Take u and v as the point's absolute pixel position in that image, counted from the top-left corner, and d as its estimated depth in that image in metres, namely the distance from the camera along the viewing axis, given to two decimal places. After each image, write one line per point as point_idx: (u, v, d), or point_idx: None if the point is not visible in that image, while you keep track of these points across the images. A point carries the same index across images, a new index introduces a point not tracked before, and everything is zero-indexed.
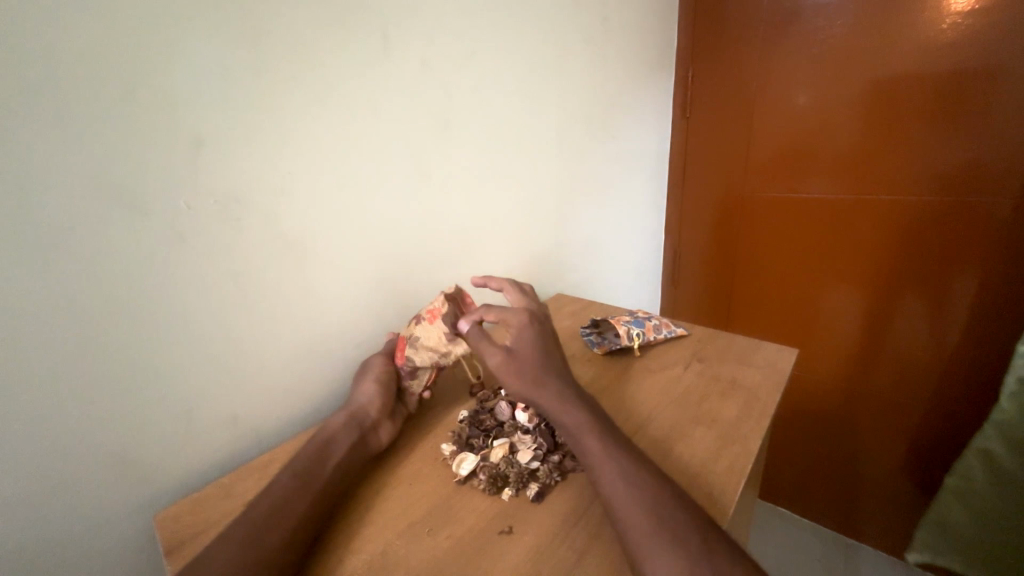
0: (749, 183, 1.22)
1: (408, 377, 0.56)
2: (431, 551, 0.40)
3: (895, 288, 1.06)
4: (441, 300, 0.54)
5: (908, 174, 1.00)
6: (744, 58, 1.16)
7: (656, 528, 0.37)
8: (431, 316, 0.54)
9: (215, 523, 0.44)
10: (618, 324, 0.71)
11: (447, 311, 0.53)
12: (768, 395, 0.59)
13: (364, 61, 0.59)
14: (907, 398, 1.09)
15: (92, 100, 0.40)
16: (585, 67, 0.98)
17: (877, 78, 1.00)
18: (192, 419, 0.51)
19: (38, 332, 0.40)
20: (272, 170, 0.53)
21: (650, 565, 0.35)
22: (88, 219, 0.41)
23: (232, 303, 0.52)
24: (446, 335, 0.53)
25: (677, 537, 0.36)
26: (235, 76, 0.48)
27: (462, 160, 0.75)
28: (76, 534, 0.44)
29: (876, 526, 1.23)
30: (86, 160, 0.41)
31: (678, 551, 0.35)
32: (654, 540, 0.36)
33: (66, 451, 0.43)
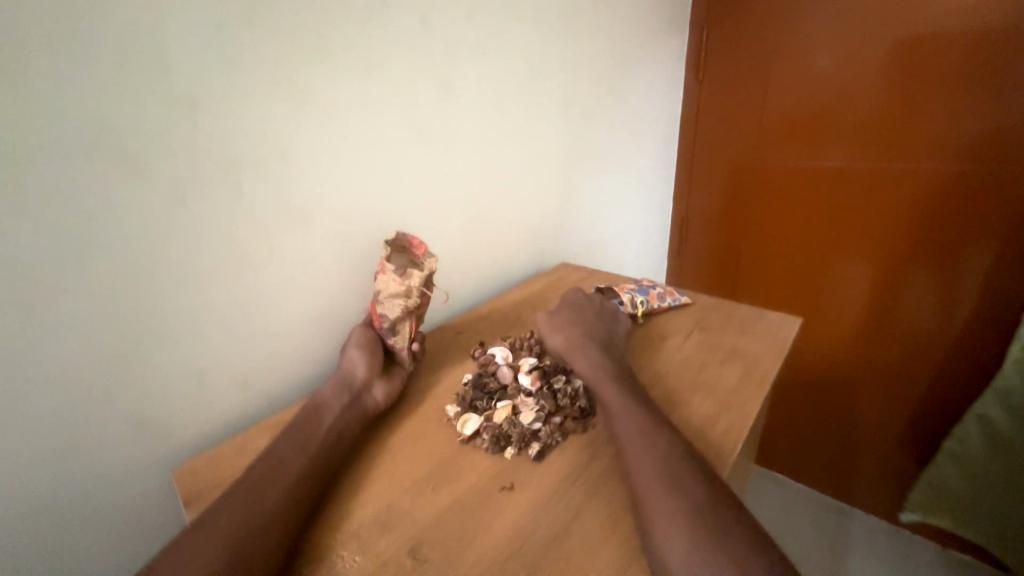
0: (762, 149, 1.18)
1: (388, 335, 0.55)
2: (436, 506, 0.42)
3: (906, 259, 1.04)
4: (388, 250, 0.55)
5: (930, 140, 0.96)
6: (765, 14, 1.10)
7: (665, 479, 0.39)
8: (381, 268, 0.54)
9: (229, 478, 0.46)
10: (621, 292, 0.71)
11: (394, 254, 0.55)
12: (769, 363, 0.59)
13: (361, 17, 0.56)
14: (910, 369, 1.10)
15: (81, 56, 0.39)
16: (594, 27, 0.93)
17: (903, 37, 0.94)
18: (203, 380, 0.52)
19: (49, 293, 0.41)
20: (272, 132, 0.52)
21: (652, 511, 0.37)
22: (89, 181, 0.41)
23: (236, 267, 0.52)
24: (397, 275, 0.53)
25: (684, 488, 0.38)
26: (229, 32, 0.47)
27: (466, 125, 0.73)
28: (97, 486, 0.47)
29: (869, 492, 1.26)
30: (82, 120, 0.40)
31: (687, 498, 0.37)
32: (662, 491, 0.38)
33: (84, 408, 0.44)
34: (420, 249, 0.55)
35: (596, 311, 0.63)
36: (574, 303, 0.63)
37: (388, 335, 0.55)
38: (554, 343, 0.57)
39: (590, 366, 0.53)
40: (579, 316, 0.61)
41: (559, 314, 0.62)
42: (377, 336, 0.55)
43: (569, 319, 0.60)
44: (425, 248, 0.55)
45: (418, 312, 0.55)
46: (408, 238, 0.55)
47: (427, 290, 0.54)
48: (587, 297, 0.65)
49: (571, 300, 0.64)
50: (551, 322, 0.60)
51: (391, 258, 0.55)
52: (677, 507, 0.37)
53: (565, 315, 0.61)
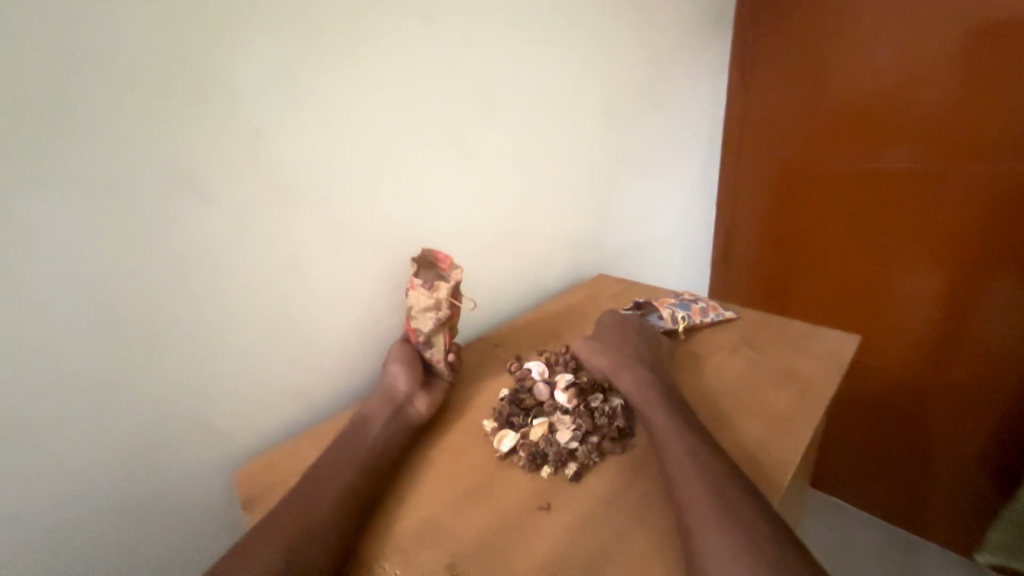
0: (814, 151, 1.11)
1: (424, 347, 0.57)
2: (474, 523, 0.42)
3: (985, 268, 0.94)
4: (416, 268, 0.58)
5: (1013, 137, 0.86)
6: (816, 10, 1.04)
7: (718, 510, 0.37)
8: (410, 284, 0.56)
9: (282, 484, 0.49)
10: (662, 306, 0.69)
11: (423, 270, 0.57)
12: (825, 386, 0.55)
13: (405, 42, 0.59)
14: (991, 389, 0.99)
15: (159, 99, 0.44)
16: (635, 35, 0.92)
17: (976, 24, 0.86)
18: (259, 389, 0.56)
19: (132, 310, 0.46)
20: (322, 157, 0.55)
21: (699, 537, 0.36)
22: (165, 209, 0.46)
23: (289, 283, 0.56)
24: (425, 288, 0.55)
25: (739, 521, 0.36)
26: (284, 68, 0.50)
27: (505, 141, 0.74)
28: (168, 483, 0.51)
29: (944, 524, 1.15)
30: (160, 155, 0.45)
31: (743, 533, 0.36)
32: (714, 522, 0.37)
33: (158, 412, 0.49)
34: (445, 262, 0.57)
35: (641, 333, 0.62)
36: (616, 325, 0.63)
37: (424, 347, 0.57)
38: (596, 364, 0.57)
39: (635, 387, 0.52)
40: (622, 337, 0.60)
41: (601, 335, 0.61)
42: (415, 349, 0.58)
43: (610, 340, 0.60)
44: (450, 261, 0.57)
45: (451, 323, 0.57)
46: (433, 253, 0.58)
47: (456, 302, 0.56)
48: (628, 319, 0.65)
49: (612, 322, 0.63)
50: (592, 342, 0.59)
51: (420, 274, 0.58)
52: (727, 541, 0.35)
53: (605, 336, 0.61)
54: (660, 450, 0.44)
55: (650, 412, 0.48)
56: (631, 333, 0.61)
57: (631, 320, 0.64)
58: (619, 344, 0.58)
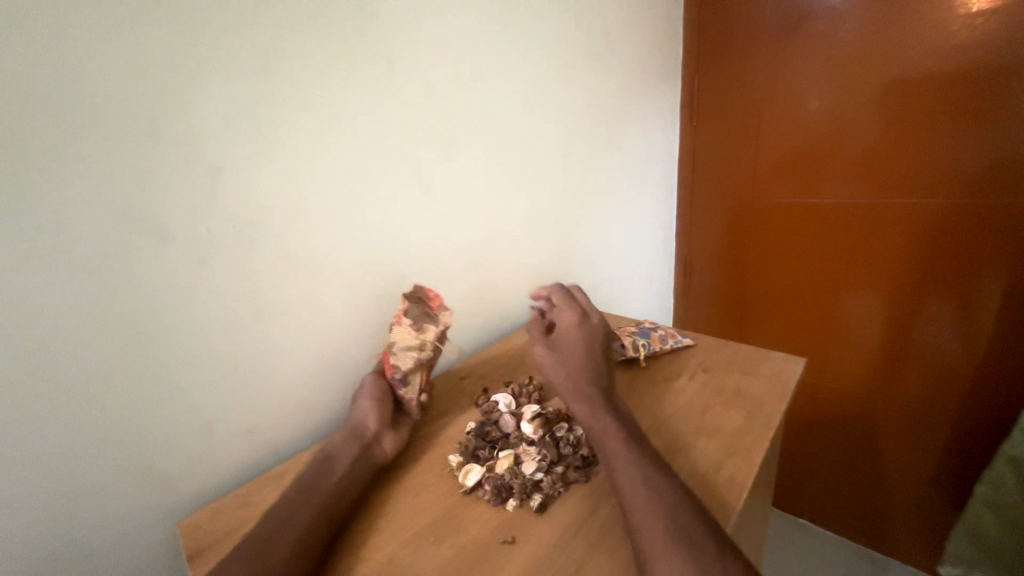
0: (759, 188, 1.21)
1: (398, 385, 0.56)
2: (435, 561, 0.41)
3: (916, 292, 1.03)
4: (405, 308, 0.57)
5: (926, 176, 0.97)
6: (752, 65, 1.16)
7: (670, 537, 0.38)
8: (398, 319, 0.56)
9: (232, 531, 0.47)
10: (623, 334, 0.72)
11: (412, 306, 0.57)
12: (773, 405, 0.59)
13: (370, 87, 0.62)
14: (934, 405, 1.06)
15: (118, 137, 0.44)
16: (588, 83, 0.99)
17: (884, 80, 0.99)
18: (212, 431, 0.54)
19: (73, 350, 0.43)
20: (284, 194, 0.56)
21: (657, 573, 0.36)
22: (118, 245, 0.45)
23: (248, 318, 0.55)
24: (413, 328, 0.55)
25: (690, 546, 0.37)
26: (250, 109, 0.52)
27: (468, 177, 0.77)
28: (103, 541, 0.47)
29: (906, 540, 1.18)
30: (116, 192, 0.44)
31: (697, 559, 0.36)
32: (667, 549, 0.37)
33: (96, 461, 0.46)
34: (436, 302, 0.57)
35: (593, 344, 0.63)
36: (581, 336, 0.63)
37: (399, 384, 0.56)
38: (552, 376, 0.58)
39: (587, 408, 0.52)
40: (586, 353, 0.61)
41: (564, 347, 0.62)
42: (387, 384, 0.57)
43: (573, 354, 0.61)
44: (440, 304, 0.57)
45: (430, 362, 0.57)
46: (425, 291, 0.57)
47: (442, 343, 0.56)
48: (594, 330, 0.66)
49: (578, 333, 0.64)
50: (556, 355, 0.60)
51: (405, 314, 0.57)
52: (680, 567, 0.36)
53: (569, 349, 0.62)
54: (613, 479, 0.45)
55: (604, 439, 0.48)
56: (592, 350, 0.62)
57: (596, 332, 0.65)
58: (580, 359, 0.59)
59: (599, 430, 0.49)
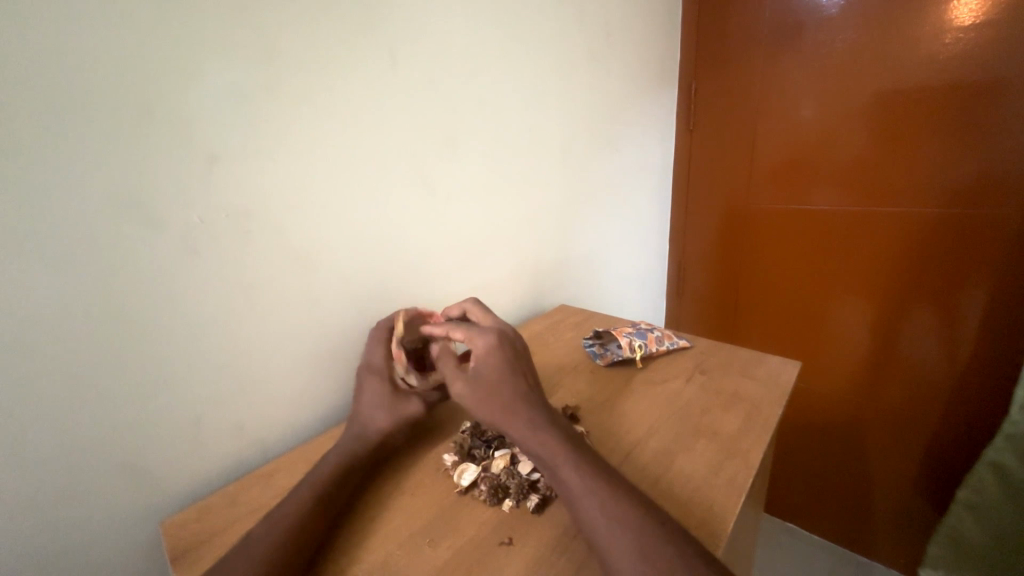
0: (752, 194, 1.23)
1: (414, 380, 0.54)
2: (430, 562, 0.40)
3: (903, 300, 1.04)
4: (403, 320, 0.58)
5: (914, 186, 0.99)
6: (748, 71, 1.17)
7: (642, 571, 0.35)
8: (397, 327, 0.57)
9: (220, 531, 0.45)
10: (620, 335, 0.72)
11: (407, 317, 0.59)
12: (770, 408, 0.59)
13: (373, 78, 0.61)
14: (918, 412, 1.08)
15: (109, 118, 0.42)
16: (589, 83, 1.00)
17: (879, 91, 1.00)
18: (199, 427, 0.52)
19: (56, 340, 0.41)
20: (281, 183, 0.55)
21: None
22: (105, 230, 0.43)
23: (240, 311, 0.54)
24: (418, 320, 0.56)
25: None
26: (250, 93, 0.50)
27: (468, 174, 0.77)
28: (81, 542, 0.45)
29: (887, 544, 1.20)
30: (108, 175, 0.42)
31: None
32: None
33: (77, 457, 0.44)
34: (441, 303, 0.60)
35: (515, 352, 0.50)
36: (495, 345, 0.49)
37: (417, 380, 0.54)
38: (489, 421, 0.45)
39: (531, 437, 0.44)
40: (509, 367, 0.48)
41: (479, 366, 0.48)
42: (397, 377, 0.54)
43: (493, 376, 0.47)
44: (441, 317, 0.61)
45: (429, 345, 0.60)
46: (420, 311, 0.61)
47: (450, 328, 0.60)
48: (505, 331, 0.53)
49: (489, 341, 0.49)
50: (476, 387, 0.47)
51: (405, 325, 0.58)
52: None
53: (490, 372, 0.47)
54: (574, 510, 0.40)
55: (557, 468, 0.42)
56: (513, 358, 0.49)
57: (509, 332, 0.52)
58: (506, 378, 0.47)
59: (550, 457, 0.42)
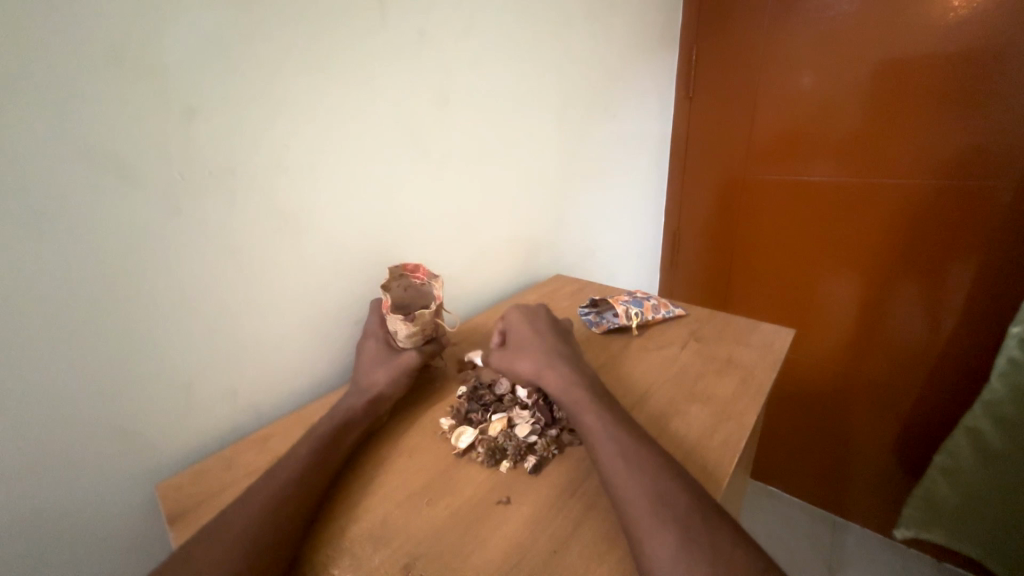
0: (750, 165, 1.21)
1: (404, 339, 0.55)
2: (430, 520, 0.41)
3: (893, 273, 1.05)
4: (388, 278, 0.59)
5: (912, 158, 0.98)
6: (752, 35, 1.13)
7: (654, 510, 0.36)
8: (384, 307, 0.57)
9: (218, 493, 0.45)
10: (617, 303, 0.72)
11: (395, 287, 0.59)
12: (764, 373, 0.60)
13: (361, 30, 0.57)
14: (901, 382, 1.11)
15: (76, 64, 0.38)
16: (587, 46, 0.96)
17: (884, 59, 0.97)
18: (191, 393, 0.51)
19: (34, 303, 0.39)
20: (266, 141, 0.52)
21: (644, 544, 0.34)
22: (81, 187, 0.40)
23: (226, 275, 0.52)
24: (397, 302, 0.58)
25: (677, 521, 0.35)
26: (230, 41, 0.47)
27: (462, 138, 0.74)
28: (75, 506, 0.45)
29: (863, 505, 1.27)
30: (77, 127, 0.39)
31: (685, 532, 0.34)
32: (652, 526, 0.35)
33: (66, 423, 0.43)
34: (418, 272, 0.59)
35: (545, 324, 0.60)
36: (522, 317, 0.60)
37: (408, 338, 0.55)
38: (520, 368, 0.52)
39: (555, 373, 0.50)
40: (534, 330, 0.58)
41: (511, 334, 0.58)
42: (393, 342, 0.57)
43: (523, 336, 0.57)
44: (426, 268, 0.60)
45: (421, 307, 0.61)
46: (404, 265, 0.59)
47: (433, 277, 0.59)
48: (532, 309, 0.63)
49: (518, 317, 0.60)
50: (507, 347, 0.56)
51: (391, 283, 0.59)
52: (669, 544, 0.34)
53: (519, 337, 0.57)
54: (594, 455, 0.42)
55: (579, 412, 0.46)
56: (540, 327, 0.59)
57: (534, 308, 0.62)
58: (532, 337, 0.56)
59: (572, 401, 0.47)
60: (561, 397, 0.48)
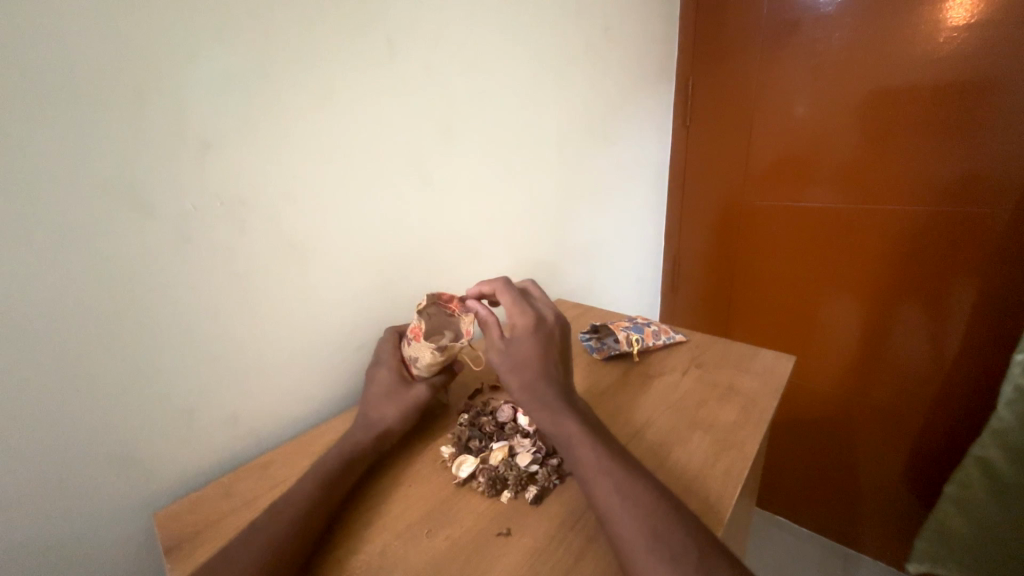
0: (748, 191, 1.23)
1: (421, 368, 0.55)
2: (429, 552, 0.40)
3: (894, 298, 1.06)
4: (421, 304, 0.55)
5: (906, 184, 1.00)
6: (745, 67, 1.17)
7: (639, 547, 0.36)
8: (415, 335, 0.54)
9: (215, 522, 0.45)
10: (617, 329, 0.73)
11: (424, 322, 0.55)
12: (766, 400, 0.59)
13: (369, 66, 0.60)
14: (907, 409, 1.09)
15: (101, 103, 0.41)
16: (586, 79, 0.99)
17: (874, 89, 1.01)
18: (192, 420, 0.51)
19: (44, 330, 0.40)
20: (276, 172, 0.54)
21: None
22: (96, 216, 0.42)
23: (231, 302, 0.53)
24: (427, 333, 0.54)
25: (671, 561, 0.34)
26: (244, 80, 0.50)
27: (465, 166, 0.76)
28: (70, 536, 0.44)
29: (875, 536, 1.22)
30: (99, 161, 0.41)
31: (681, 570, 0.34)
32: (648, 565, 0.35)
33: (67, 449, 0.43)
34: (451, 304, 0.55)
35: (554, 340, 0.54)
36: (532, 328, 0.53)
37: (427, 367, 0.54)
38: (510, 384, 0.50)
39: (542, 414, 0.47)
40: (540, 350, 0.52)
41: (515, 342, 0.52)
42: (406, 371, 0.57)
43: (529, 354, 0.51)
44: (460, 300, 0.56)
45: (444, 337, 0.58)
46: (439, 296, 0.55)
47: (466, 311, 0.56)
48: (545, 321, 0.56)
49: (527, 322, 0.54)
50: (510, 354, 0.51)
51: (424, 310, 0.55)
52: None
53: (525, 346, 0.52)
54: (589, 490, 0.41)
55: (572, 450, 0.44)
56: (546, 341, 0.53)
57: (548, 320, 0.56)
58: (532, 360, 0.50)
59: (574, 438, 0.44)
60: (559, 436, 0.45)
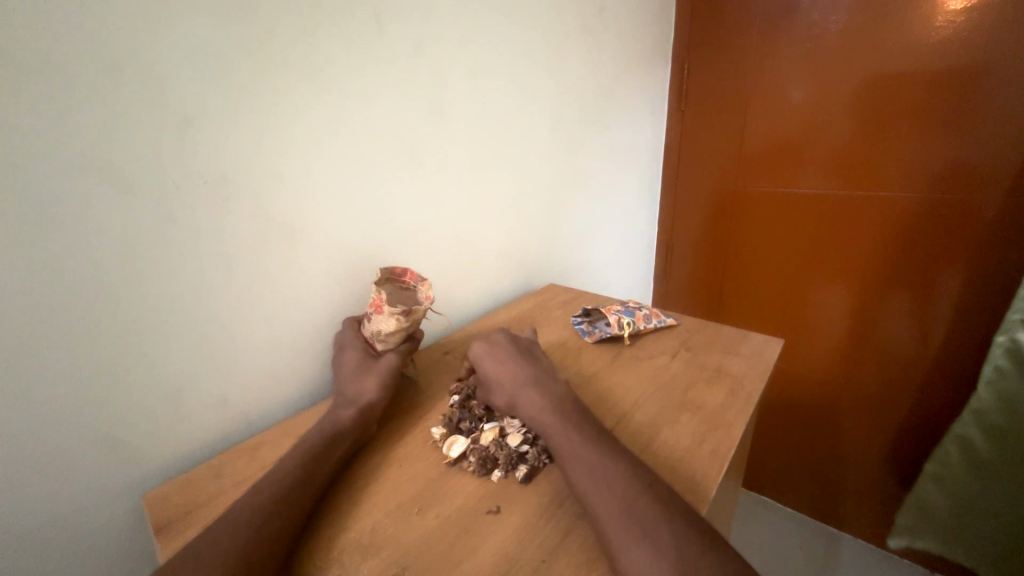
0: (741, 177, 1.23)
1: (386, 338, 0.55)
2: (420, 530, 0.41)
3: (883, 284, 1.07)
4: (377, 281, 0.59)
5: (898, 172, 1.00)
6: (742, 50, 1.16)
7: (626, 523, 0.36)
8: (377, 306, 0.55)
9: (205, 502, 0.45)
10: (609, 312, 0.74)
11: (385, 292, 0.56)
12: (753, 383, 0.60)
13: (358, 44, 0.59)
14: (893, 393, 1.11)
15: (74, 75, 0.39)
16: (579, 60, 0.97)
17: (871, 74, 1.00)
18: (180, 402, 0.51)
19: (23, 311, 0.39)
20: (262, 151, 0.52)
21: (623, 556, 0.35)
22: (74, 194, 0.40)
23: (218, 284, 0.52)
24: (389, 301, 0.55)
25: (653, 540, 0.35)
26: (226, 54, 0.48)
27: (456, 148, 0.75)
28: (57, 517, 0.44)
29: (857, 515, 1.26)
30: (75, 136, 0.40)
31: (661, 549, 0.34)
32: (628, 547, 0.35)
33: (53, 431, 0.43)
34: (408, 275, 0.59)
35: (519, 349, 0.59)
36: (485, 346, 0.59)
37: (391, 335, 0.55)
38: (496, 400, 0.54)
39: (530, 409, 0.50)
40: (503, 361, 0.56)
41: (482, 364, 0.58)
42: (371, 348, 0.57)
43: (496, 368, 0.56)
44: (414, 273, 0.59)
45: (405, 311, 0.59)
46: (393, 270, 0.59)
47: (420, 280, 0.58)
48: (495, 338, 0.61)
49: (482, 346, 0.59)
50: (483, 379, 0.57)
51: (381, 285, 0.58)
52: (645, 554, 0.34)
53: (490, 364, 0.57)
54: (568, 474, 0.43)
55: (553, 434, 0.46)
56: (508, 351, 0.58)
57: (497, 335, 0.61)
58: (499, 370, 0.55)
59: (547, 426, 0.47)
60: (537, 421, 0.49)
